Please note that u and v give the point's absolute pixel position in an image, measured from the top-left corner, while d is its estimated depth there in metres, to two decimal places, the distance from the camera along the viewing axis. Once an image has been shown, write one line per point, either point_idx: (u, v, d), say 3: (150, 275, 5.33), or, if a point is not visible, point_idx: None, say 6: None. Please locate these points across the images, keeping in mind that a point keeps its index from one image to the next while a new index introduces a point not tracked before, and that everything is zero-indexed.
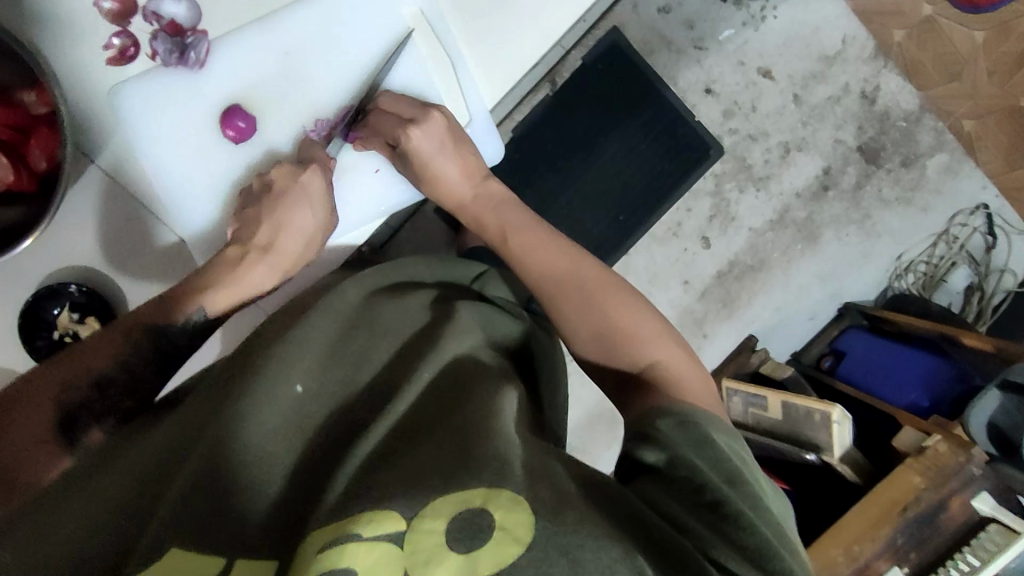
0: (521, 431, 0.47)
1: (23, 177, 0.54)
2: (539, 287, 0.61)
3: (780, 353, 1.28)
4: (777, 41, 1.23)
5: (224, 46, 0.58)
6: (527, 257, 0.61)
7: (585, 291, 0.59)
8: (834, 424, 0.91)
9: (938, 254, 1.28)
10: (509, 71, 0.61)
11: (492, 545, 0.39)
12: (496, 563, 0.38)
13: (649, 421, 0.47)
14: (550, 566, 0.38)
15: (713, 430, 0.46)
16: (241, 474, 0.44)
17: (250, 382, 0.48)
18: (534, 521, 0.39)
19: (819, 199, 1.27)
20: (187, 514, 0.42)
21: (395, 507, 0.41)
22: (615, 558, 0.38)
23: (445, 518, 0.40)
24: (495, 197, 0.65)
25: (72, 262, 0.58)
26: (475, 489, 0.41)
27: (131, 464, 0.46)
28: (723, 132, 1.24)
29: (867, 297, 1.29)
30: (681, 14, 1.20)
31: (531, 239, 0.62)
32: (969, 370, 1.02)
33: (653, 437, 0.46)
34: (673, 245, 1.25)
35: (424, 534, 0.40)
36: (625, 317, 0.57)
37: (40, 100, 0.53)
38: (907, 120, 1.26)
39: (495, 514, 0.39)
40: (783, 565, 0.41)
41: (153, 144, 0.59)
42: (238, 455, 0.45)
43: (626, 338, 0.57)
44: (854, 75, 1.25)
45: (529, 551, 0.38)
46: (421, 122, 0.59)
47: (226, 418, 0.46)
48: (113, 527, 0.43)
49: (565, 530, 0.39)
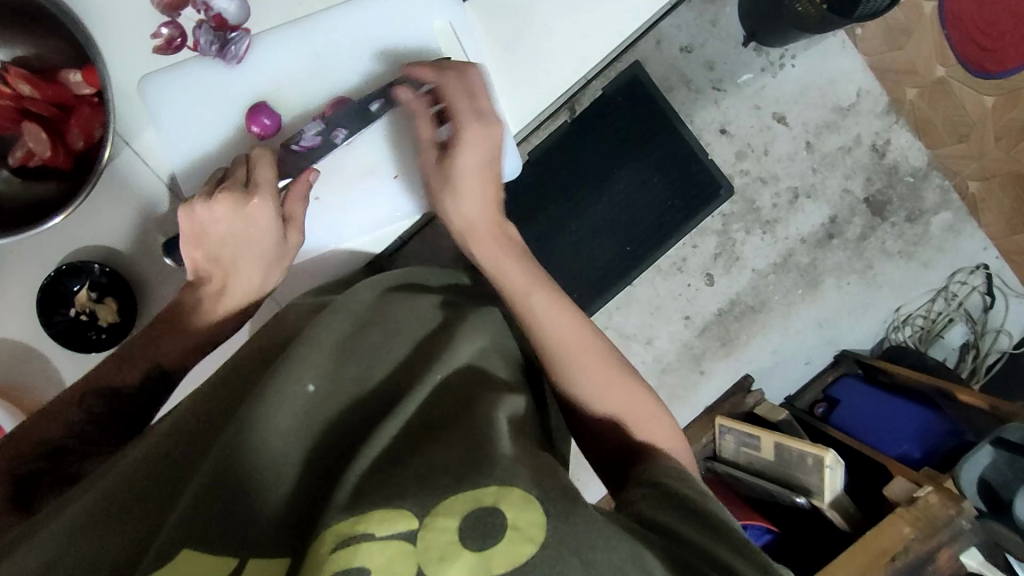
0: (522, 437, 0.46)
1: (59, 154, 0.54)
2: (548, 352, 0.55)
3: (775, 396, 1.29)
4: (792, 89, 1.26)
5: (262, 44, 0.58)
6: (542, 326, 0.55)
7: (597, 366, 0.55)
8: (826, 468, 0.91)
9: (937, 310, 1.30)
10: (539, 96, 0.62)
11: (506, 543, 0.37)
12: (509, 563, 0.36)
13: (648, 471, 0.48)
14: (563, 566, 0.36)
15: (692, 473, 0.49)
16: (254, 476, 0.43)
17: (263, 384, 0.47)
18: (547, 520, 0.38)
19: (822, 246, 1.29)
20: (200, 515, 0.40)
21: (406, 506, 0.39)
22: (625, 557, 0.37)
23: (456, 515, 0.38)
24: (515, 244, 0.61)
25: (96, 242, 0.59)
26: (487, 487, 0.39)
27: (140, 466, 0.45)
28: (734, 172, 1.26)
29: (864, 346, 1.30)
30: (702, 56, 1.23)
31: (545, 300, 0.57)
32: (961, 426, 1.03)
33: (647, 479, 0.47)
34: (677, 280, 1.27)
35: (437, 531, 0.38)
36: (630, 404, 0.54)
37: (85, 81, 0.54)
38: (914, 176, 1.29)
39: (507, 514, 0.38)
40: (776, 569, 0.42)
41: (177, 134, 0.58)
42: (251, 459, 0.43)
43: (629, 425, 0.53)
44: (865, 128, 1.28)
45: (544, 549, 0.37)
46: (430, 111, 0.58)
47: (237, 421, 0.45)
48: (126, 530, 0.42)
49: (577, 529, 0.38)
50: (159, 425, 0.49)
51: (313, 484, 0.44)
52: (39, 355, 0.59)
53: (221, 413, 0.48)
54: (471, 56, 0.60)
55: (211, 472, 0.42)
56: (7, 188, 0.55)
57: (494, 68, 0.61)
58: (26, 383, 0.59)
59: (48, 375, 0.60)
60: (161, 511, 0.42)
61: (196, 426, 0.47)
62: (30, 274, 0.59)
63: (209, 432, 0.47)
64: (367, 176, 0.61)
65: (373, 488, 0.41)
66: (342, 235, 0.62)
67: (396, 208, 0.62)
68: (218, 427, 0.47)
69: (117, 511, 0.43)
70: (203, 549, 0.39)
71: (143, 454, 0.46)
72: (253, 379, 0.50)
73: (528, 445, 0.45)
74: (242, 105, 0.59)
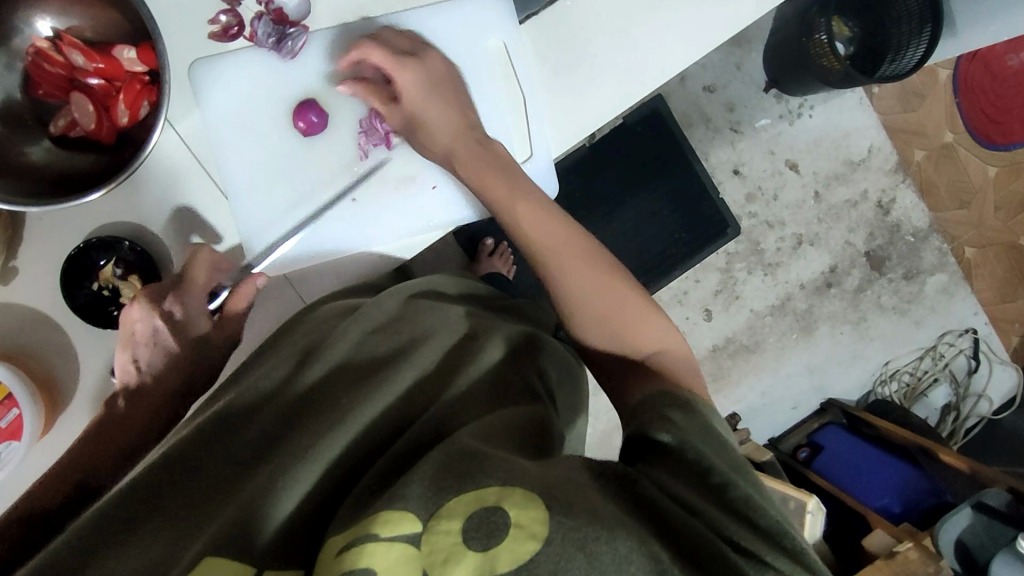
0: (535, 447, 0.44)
1: (103, 128, 0.54)
2: (544, 262, 0.57)
3: (759, 436, 1.30)
4: (808, 138, 1.29)
5: (318, 43, 0.58)
6: (536, 228, 0.57)
7: (581, 256, 0.57)
8: (808, 514, 0.95)
9: (923, 368, 1.32)
10: (580, 124, 0.63)
11: (511, 542, 0.35)
12: (515, 560, 0.35)
13: (655, 409, 0.48)
14: (567, 563, 0.35)
15: (712, 420, 0.48)
16: (294, 483, 0.40)
17: (314, 412, 0.46)
18: (550, 516, 0.36)
19: (820, 294, 1.31)
20: (236, 524, 0.37)
21: (410, 506, 0.37)
22: (631, 547, 0.37)
23: (461, 516, 0.37)
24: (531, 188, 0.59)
25: (126, 219, 0.59)
26: (489, 486, 0.37)
27: (169, 468, 0.42)
28: (743, 213, 1.28)
29: (851, 397, 1.32)
30: (724, 96, 1.26)
31: (534, 209, 0.57)
32: (941, 486, 1.06)
33: (659, 423, 0.47)
34: (675, 312, 1.28)
35: (442, 532, 0.36)
36: (609, 295, 0.56)
37: (140, 59, 0.53)
38: (915, 236, 1.32)
39: (511, 512, 0.36)
40: (791, 544, 0.41)
41: (223, 123, 0.58)
42: (296, 471, 0.40)
43: (615, 319, 0.55)
44: (873, 184, 1.30)
45: (548, 546, 0.35)
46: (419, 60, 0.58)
47: (287, 440, 0.43)
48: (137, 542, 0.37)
49: (580, 524, 0.36)
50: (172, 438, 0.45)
51: (330, 489, 0.41)
52: (51, 324, 0.59)
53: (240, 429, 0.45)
54: (522, 79, 0.61)
55: (247, 491, 0.39)
56: (44, 156, 0.54)
57: (541, 91, 0.61)
58: (34, 351, 0.58)
59: (59, 346, 0.59)
60: (177, 523, 0.38)
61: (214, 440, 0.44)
62: (55, 243, 0.58)
63: (246, 440, 0.44)
64: (405, 184, 0.61)
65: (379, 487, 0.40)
66: (369, 240, 0.62)
67: (429, 218, 0.63)
68: (248, 439, 0.44)
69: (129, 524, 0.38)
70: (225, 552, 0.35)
71: (172, 456, 0.42)
72: (291, 388, 0.48)
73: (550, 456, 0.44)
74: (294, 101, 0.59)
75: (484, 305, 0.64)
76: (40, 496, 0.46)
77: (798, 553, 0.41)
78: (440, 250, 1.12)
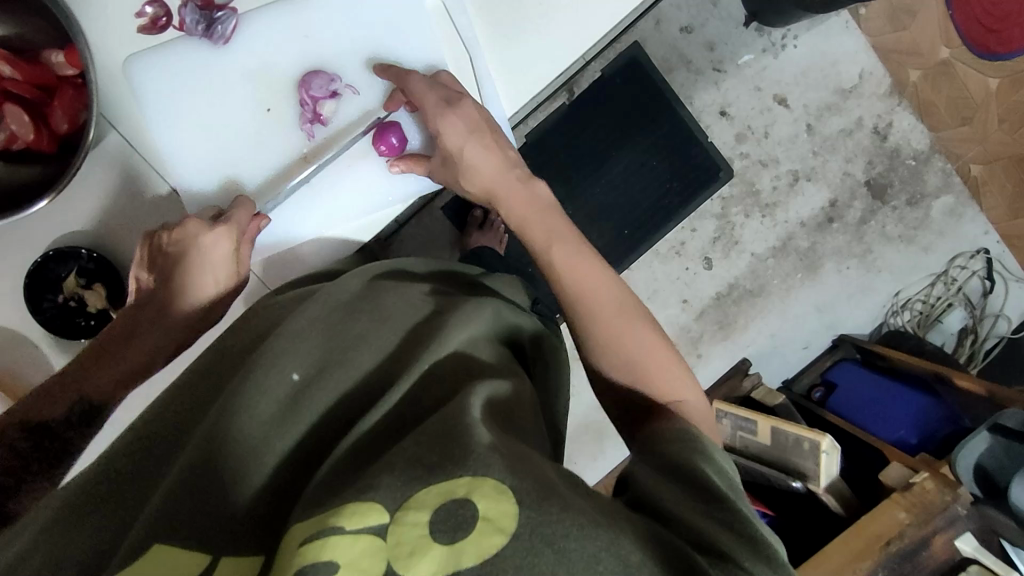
0: (499, 424, 0.43)
1: (42, 137, 0.53)
2: (569, 291, 0.55)
3: (772, 380, 1.28)
4: (794, 70, 1.25)
5: (250, 25, 0.57)
6: (563, 262, 0.56)
7: (614, 307, 0.54)
8: (823, 453, 0.91)
9: (936, 294, 1.29)
10: (533, 80, 0.60)
11: (476, 537, 0.35)
12: (481, 554, 0.35)
13: (659, 441, 0.47)
14: (536, 558, 0.34)
15: (716, 450, 0.46)
16: (231, 464, 0.42)
17: (249, 372, 0.46)
18: (518, 510, 0.36)
19: (823, 230, 1.27)
20: (174, 510, 0.39)
21: (379, 498, 0.37)
22: (600, 546, 0.35)
23: (429, 508, 0.36)
24: (538, 200, 0.59)
25: (83, 227, 0.59)
26: (460, 478, 0.37)
27: (118, 457, 0.44)
28: (734, 155, 1.25)
29: (863, 331, 1.29)
30: (702, 36, 1.22)
31: (563, 238, 0.57)
32: (957, 412, 1.02)
33: (658, 450, 0.46)
34: (674, 264, 1.26)
35: (409, 525, 0.36)
36: (649, 349, 0.53)
37: (69, 62, 0.53)
38: (916, 159, 1.28)
39: (479, 505, 0.36)
40: (771, 549, 0.39)
41: (164, 112, 0.57)
42: (230, 447, 0.42)
43: (648, 372, 0.52)
44: (867, 110, 1.26)
45: (514, 540, 0.35)
46: (455, 106, 0.57)
47: (217, 412, 0.44)
48: (90, 527, 0.40)
49: (550, 519, 0.35)
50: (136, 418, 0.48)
51: (284, 481, 0.42)
52: (23, 339, 0.59)
53: (195, 407, 0.47)
54: (466, 39, 0.59)
55: (184, 471, 0.41)
56: None
57: (488, 50, 0.60)
58: (15, 369, 0.59)
59: (36, 360, 0.59)
60: (129, 510, 0.41)
61: (166, 424, 0.46)
62: (16, 259, 0.58)
63: (189, 421, 0.46)
64: (358, 158, 0.60)
65: (346, 485, 0.39)
66: (328, 225, 0.61)
67: (390, 191, 0.61)
68: (194, 420, 0.46)
69: (85, 508, 0.41)
70: (173, 541, 0.38)
71: (121, 446, 0.45)
72: (236, 364, 0.49)
73: (515, 434, 0.43)
74: (235, 85, 0.57)
75: (455, 283, 0.63)
76: (48, 406, 0.51)
77: (777, 561, 0.39)
78: (427, 225, 1.11)
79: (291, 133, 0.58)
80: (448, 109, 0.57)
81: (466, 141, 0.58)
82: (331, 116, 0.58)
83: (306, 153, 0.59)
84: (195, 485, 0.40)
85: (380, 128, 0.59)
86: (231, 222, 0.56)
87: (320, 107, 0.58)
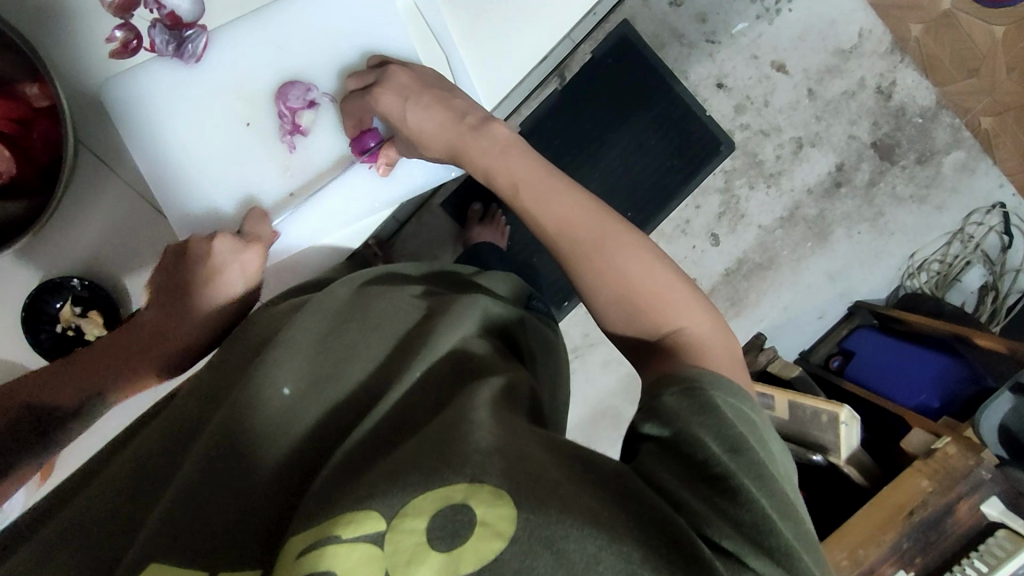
0: (506, 416, 0.42)
1: (25, 170, 0.55)
2: (558, 242, 0.53)
3: (788, 352, 1.27)
4: (790, 35, 1.22)
5: (221, 41, 0.57)
6: (544, 210, 0.53)
7: (603, 247, 0.51)
8: (842, 425, 0.89)
9: (953, 254, 1.26)
10: (510, 73, 0.59)
11: (476, 541, 0.35)
12: (480, 559, 0.34)
13: (656, 393, 0.44)
14: (534, 560, 0.34)
15: (717, 393, 0.43)
16: (229, 479, 0.42)
17: (245, 384, 0.46)
18: (517, 512, 0.35)
19: (831, 196, 1.25)
20: (174, 524, 0.40)
21: (376, 505, 0.36)
22: (601, 545, 0.35)
23: (426, 515, 0.35)
24: (500, 141, 0.56)
25: (74, 258, 0.59)
26: (457, 484, 0.36)
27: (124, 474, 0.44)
28: (734, 127, 1.23)
29: (878, 297, 1.27)
30: (693, 8, 1.19)
31: (545, 186, 0.54)
32: (981, 371, 0.99)
33: (655, 411, 0.43)
34: (681, 243, 1.24)
35: (404, 532, 0.35)
36: (649, 285, 0.50)
37: (42, 93, 0.53)
38: (923, 116, 1.24)
39: (478, 510, 0.35)
40: (776, 539, 0.37)
41: (142, 135, 0.57)
42: (227, 463, 0.42)
43: (649, 311, 0.50)
44: (869, 70, 1.23)
45: (514, 545, 0.34)
46: (385, 80, 0.56)
47: (214, 425, 0.44)
48: (92, 540, 0.41)
49: (549, 521, 0.35)
50: (149, 431, 0.48)
51: (283, 492, 0.41)
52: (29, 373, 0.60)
53: (197, 417, 0.46)
54: (440, 38, 0.59)
55: (185, 487, 0.41)
56: None
57: (462, 45, 0.59)
58: None
59: None
60: (131, 527, 0.41)
61: (166, 440, 0.46)
62: (10, 296, 0.59)
63: (190, 431, 0.46)
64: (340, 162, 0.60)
65: (342, 494, 0.38)
66: (316, 233, 0.60)
67: (375, 197, 0.60)
68: (194, 434, 0.46)
69: (92, 525, 0.42)
70: (170, 557, 0.38)
71: (129, 464, 0.45)
72: (234, 374, 0.49)
73: (519, 426, 0.42)
74: (210, 102, 0.57)
75: (446, 283, 0.62)
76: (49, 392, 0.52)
77: (781, 552, 0.37)
78: (428, 223, 1.11)
79: (271, 148, 0.58)
80: (377, 86, 0.56)
81: (405, 109, 0.56)
82: (313, 127, 0.58)
83: (289, 166, 0.59)
84: (191, 500, 0.41)
85: (358, 137, 0.59)
86: (262, 240, 0.57)
87: (302, 117, 0.58)
